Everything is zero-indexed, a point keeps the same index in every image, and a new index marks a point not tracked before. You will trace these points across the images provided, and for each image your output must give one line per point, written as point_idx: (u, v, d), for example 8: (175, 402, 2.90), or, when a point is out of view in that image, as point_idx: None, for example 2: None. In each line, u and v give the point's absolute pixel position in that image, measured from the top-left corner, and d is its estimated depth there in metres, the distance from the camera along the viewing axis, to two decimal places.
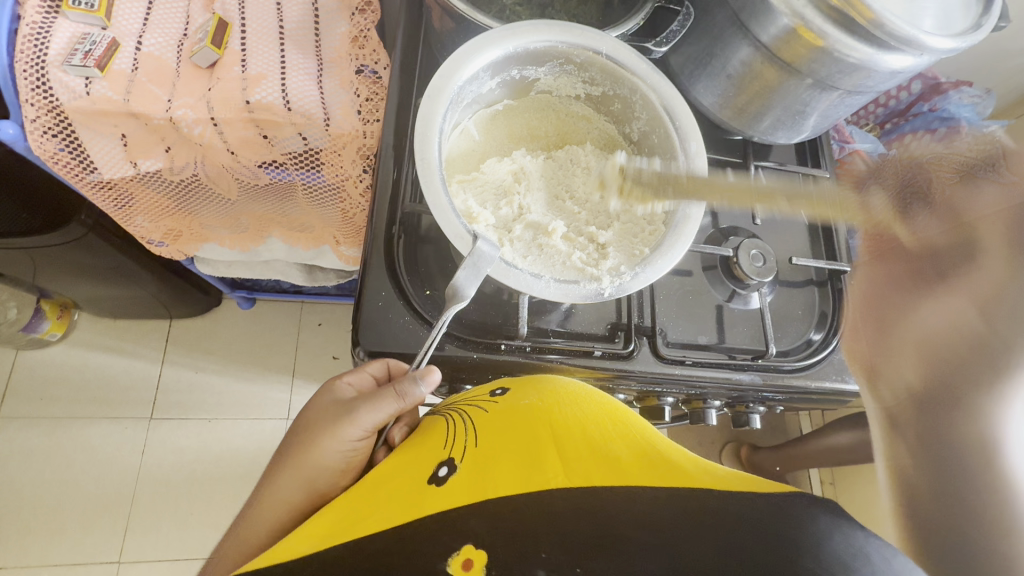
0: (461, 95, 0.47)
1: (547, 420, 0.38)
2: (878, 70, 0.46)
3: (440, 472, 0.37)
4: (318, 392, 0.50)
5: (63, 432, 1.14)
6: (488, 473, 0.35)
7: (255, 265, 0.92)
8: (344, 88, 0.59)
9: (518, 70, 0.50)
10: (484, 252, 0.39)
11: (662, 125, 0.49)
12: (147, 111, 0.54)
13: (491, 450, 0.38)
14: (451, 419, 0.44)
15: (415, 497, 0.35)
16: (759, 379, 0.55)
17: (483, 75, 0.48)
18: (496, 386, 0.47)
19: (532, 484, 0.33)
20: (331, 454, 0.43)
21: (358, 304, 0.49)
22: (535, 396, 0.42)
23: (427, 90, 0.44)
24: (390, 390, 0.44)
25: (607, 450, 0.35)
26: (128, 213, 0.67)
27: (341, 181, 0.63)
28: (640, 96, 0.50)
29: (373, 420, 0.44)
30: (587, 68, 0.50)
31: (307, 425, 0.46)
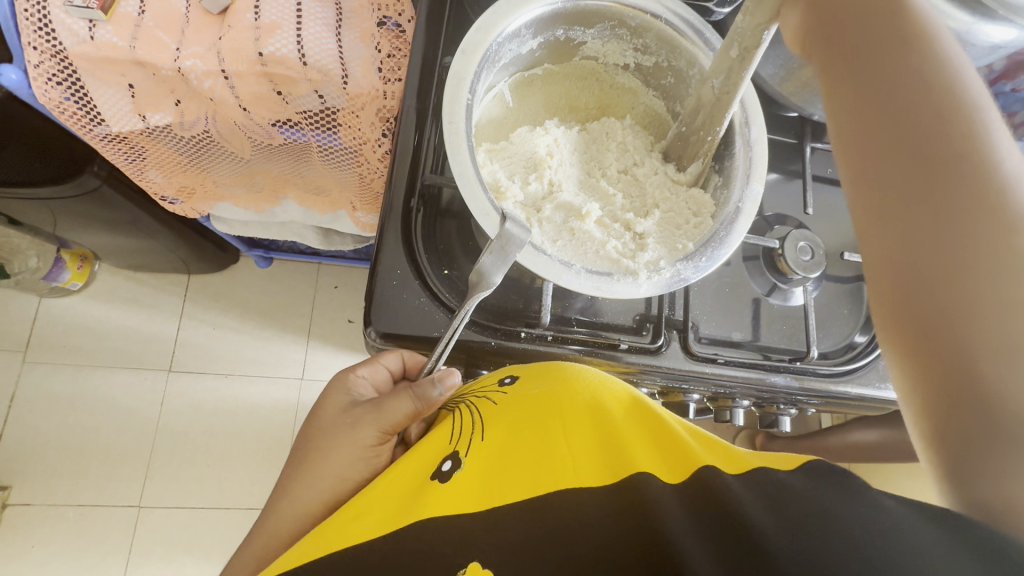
0: (496, 54, 0.42)
1: (558, 413, 0.38)
2: (976, 44, 0.40)
3: (445, 466, 0.37)
4: (327, 391, 0.48)
5: (86, 379, 1.16)
6: (497, 474, 0.36)
7: (271, 225, 0.89)
8: (365, 42, 0.54)
9: (563, 31, 0.45)
10: (513, 235, 0.35)
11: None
12: (155, 61, 0.50)
13: (499, 442, 0.38)
14: (457, 407, 0.43)
15: (422, 496, 0.35)
16: (795, 382, 0.51)
17: (524, 32, 0.43)
18: (504, 375, 0.44)
19: (539, 487, 0.34)
20: (351, 466, 0.42)
21: (372, 281, 0.46)
22: (543, 382, 0.40)
23: (460, 45, 0.40)
24: (407, 392, 0.42)
25: (618, 447, 0.35)
26: (140, 167, 0.64)
27: (359, 145, 0.59)
28: (698, 70, 0.44)
29: (391, 421, 0.43)
30: (640, 33, 0.45)
31: (321, 432, 0.45)
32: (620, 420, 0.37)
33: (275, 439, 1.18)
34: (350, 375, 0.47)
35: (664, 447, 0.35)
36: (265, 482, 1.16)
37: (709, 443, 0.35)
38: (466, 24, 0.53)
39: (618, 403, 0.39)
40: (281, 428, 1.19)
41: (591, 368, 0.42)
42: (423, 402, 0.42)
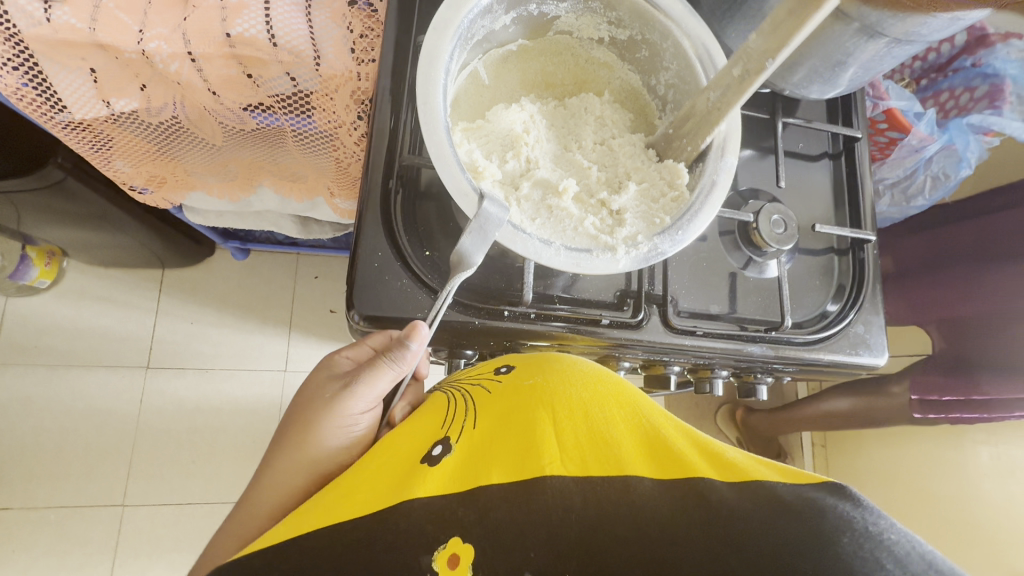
0: (469, 30, 0.42)
1: (548, 403, 0.39)
2: (935, 15, 0.42)
3: (435, 451, 0.38)
4: (316, 370, 0.49)
5: (60, 379, 1.13)
6: (483, 456, 0.37)
7: (246, 215, 0.88)
8: (336, 22, 0.52)
9: (535, 5, 0.45)
10: (492, 214, 0.35)
11: (691, 74, 0.44)
12: (117, 43, 0.48)
13: (491, 431, 0.39)
14: (454, 395, 0.44)
15: (410, 476, 0.36)
16: (770, 351, 0.53)
17: (496, 8, 0.43)
18: (501, 364, 0.46)
19: (525, 472, 0.35)
20: (335, 431, 0.43)
21: (353, 263, 0.46)
22: (541, 374, 0.42)
23: (432, 22, 0.39)
24: (384, 358, 0.43)
25: (606, 441, 0.37)
26: (106, 157, 0.62)
27: (334, 128, 0.58)
28: (672, 43, 0.44)
29: (376, 392, 0.44)
30: (613, 6, 0.45)
31: (305, 404, 0.45)
32: (612, 411, 0.39)
33: (261, 432, 1.17)
34: (336, 354, 0.48)
35: (655, 449, 0.36)
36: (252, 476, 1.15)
37: (706, 453, 0.36)
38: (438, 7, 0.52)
39: (611, 394, 0.40)
40: (266, 421, 1.18)
41: (583, 361, 0.44)
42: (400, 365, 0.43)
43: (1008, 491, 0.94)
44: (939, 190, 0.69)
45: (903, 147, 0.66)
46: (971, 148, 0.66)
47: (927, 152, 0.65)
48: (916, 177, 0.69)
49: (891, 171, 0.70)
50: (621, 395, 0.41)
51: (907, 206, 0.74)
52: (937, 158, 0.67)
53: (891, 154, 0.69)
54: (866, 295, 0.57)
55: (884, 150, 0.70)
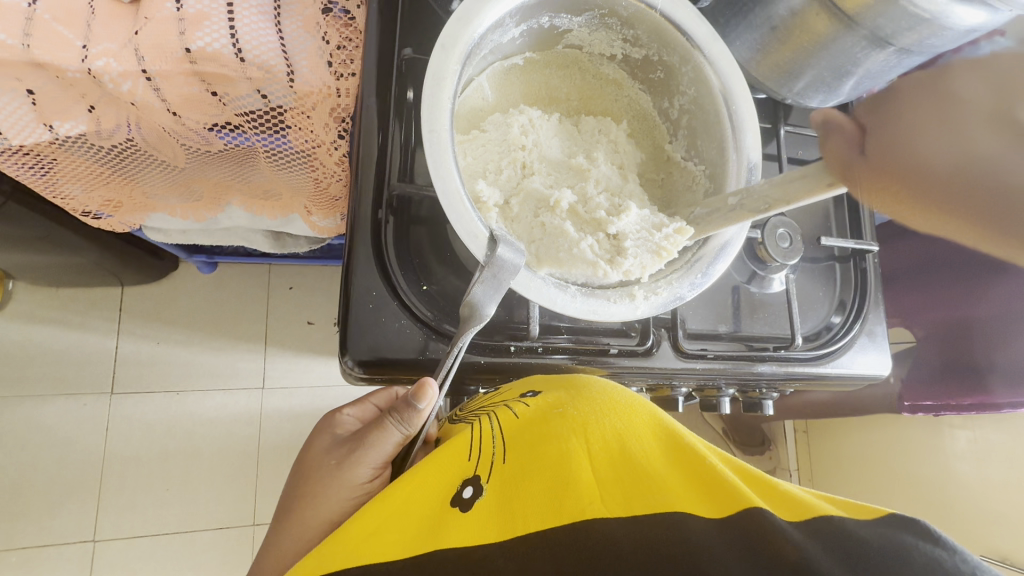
0: (477, 47, 0.38)
1: (581, 434, 0.37)
2: (950, 27, 0.40)
3: (467, 493, 0.37)
4: (316, 433, 0.46)
5: (14, 411, 1.05)
6: (518, 497, 0.36)
7: (214, 232, 0.81)
8: (310, 33, 0.47)
9: (547, 18, 0.42)
10: (505, 260, 0.33)
11: (711, 104, 0.42)
12: (57, 62, 0.42)
13: (522, 468, 0.37)
14: (474, 423, 0.42)
15: (442, 521, 0.35)
16: (778, 369, 0.52)
17: (508, 21, 0.39)
18: (526, 388, 0.43)
19: (565, 513, 0.33)
20: (342, 500, 0.39)
21: (345, 304, 0.42)
22: (569, 402, 0.39)
23: (438, 38, 0.35)
24: (391, 420, 0.40)
25: (647, 477, 0.34)
26: (51, 182, 0.55)
27: (312, 148, 0.53)
28: (692, 67, 0.42)
29: (382, 455, 0.41)
30: (632, 23, 0.42)
31: (309, 471, 0.42)
32: (649, 442, 0.37)
33: (240, 453, 1.12)
34: (339, 417, 0.46)
35: (703, 484, 0.34)
36: (232, 501, 1.10)
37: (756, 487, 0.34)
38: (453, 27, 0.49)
39: (647, 425, 0.38)
40: (245, 442, 1.12)
41: (614, 385, 0.42)
42: (408, 428, 0.40)
43: (985, 473, 0.97)
44: None
45: None
46: None
47: None
48: None
49: None
50: (658, 424, 0.39)
51: None
52: None
53: None
54: (868, 305, 0.56)
55: None
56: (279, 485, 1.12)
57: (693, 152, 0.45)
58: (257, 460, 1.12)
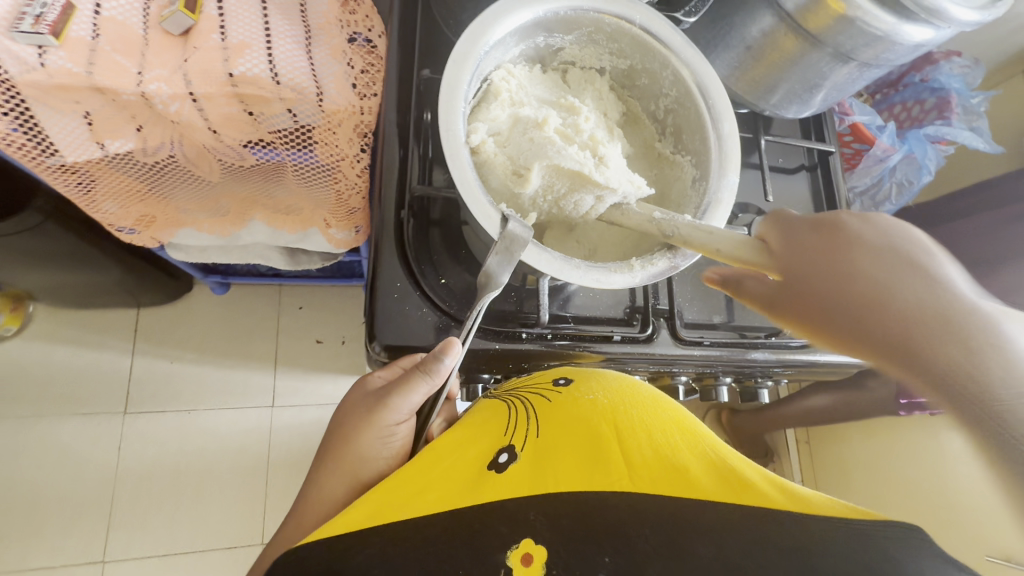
0: (485, 62, 0.43)
1: (610, 420, 0.41)
2: (902, 42, 0.45)
3: (501, 458, 0.40)
4: (353, 387, 0.48)
5: (30, 431, 1.07)
6: (550, 466, 0.38)
7: (233, 249, 0.86)
8: (336, 59, 0.53)
9: (543, 38, 0.47)
10: (517, 234, 0.37)
11: (690, 101, 0.46)
12: (114, 86, 0.47)
13: (553, 442, 0.40)
14: (511, 401, 0.45)
15: (478, 481, 0.38)
16: (771, 355, 0.55)
17: (510, 40, 0.45)
18: (557, 376, 0.48)
19: (592, 484, 0.36)
20: (372, 443, 0.43)
21: (373, 296, 0.47)
22: (600, 394, 0.44)
23: (451, 54, 0.41)
24: (417, 373, 0.42)
25: (675, 459, 0.37)
26: (93, 199, 0.60)
27: (336, 162, 0.58)
28: (670, 71, 0.47)
29: (410, 405, 0.43)
30: (616, 38, 0.47)
31: (345, 417, 0.45)
32: (676, 433, 0.40)
33: (250, 471, 1.13)
34: (369, 375, 0.47)
35: (724, 474, 0.36)
36: (241, 520, 1.10)
37: (776, 484, 0.35)
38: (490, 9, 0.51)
39: (672, 419, 0.42)
40: (254, 460, 1.14)
41: (644, 385, 0.46)
42: (433, 378, 0.42)
43: None
44: (904, 196, 0.75)
45: (869, 158, 0.71)
46: (929, 157, 0.72)
47: (891, 162, 0.71)
48: (883, 184, 0.74)
49: (860, 180, 0.74)
50: (681, 421, 0.42)
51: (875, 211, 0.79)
52: (901, 166, 0.73)
53: (859, 164, 0.74)
54: None
55: (852, 160, 0.75)
56: (287, 502, 1.13)
57: (680, 148, 0.49)
58: (266, 478, 1.13)
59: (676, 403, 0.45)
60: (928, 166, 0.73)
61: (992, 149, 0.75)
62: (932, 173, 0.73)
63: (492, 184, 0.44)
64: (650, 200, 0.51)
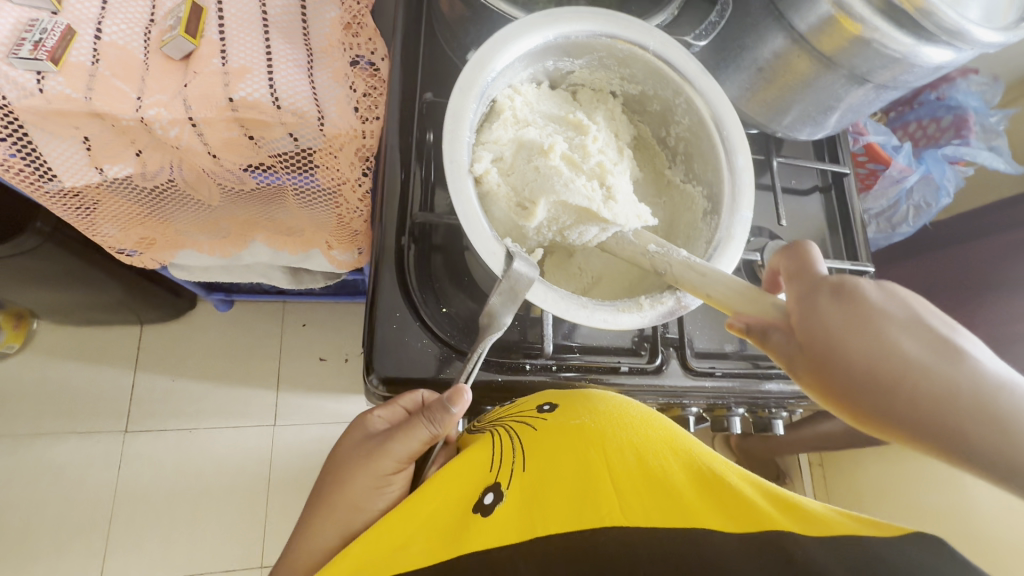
0: (491, 88, 0.42)
1: (598, 445, 0.39)
2: (920, 64, 0.44)
3: (487, 499, 0.39)
4: (350, 424, 0.45)
5: (31, 449, 1.06)
6: (539, 503, 0.37)
7: (235, 269, 0.85)
8: (339, 82, 0.52)
9: (552, 61, 0.46)
10: (521, 274, 0.36)
11: (704, 128, 0.45)
12: (113, 111, 0.47)
13: (541, 477, 0.39)
14: (495, 430, 0.44)
15: (465, 526, 0.37)
16: (785, 386, 0.53)
17: (517, 64, 0.44)
18: (543, 400, 0.45)
19: (584, 520, 0.35)
20: (368, 493, 0.40)
21: (371, 328, 0.45)
22: (587, 416, 0.42)
23: (456, 81, 0.39)
24: (422, 419, 0.40)
25: (666, 490, 0.36)
26: (92, 222, 0.59)
27: (337, 185, 0.57)
28: (684, 99, 0.45)
29: (410, 450, 0.41)
30: (627, 63, 0.46)
31: (340, 461, 0.43)
32: (667, 458, 0.39)
33: (250, 492, 1.11)
34: (368, 414, 0.44)
35: (717, 500, 0.35)
36: (240, 542, 1.08)
37: (782, 506, 0.34)
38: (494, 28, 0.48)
39: (664, 440, 0.40)
40: (254, 481, 1.12)
41: (633, 404, 0.44)
42: (440, 426, 0.40)
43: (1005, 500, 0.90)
44: (921, 218, 0.73)
45: (884, 178, 0.69)
46: (948, 178, 0.70)
47: (907, 182, 0.69)
48: (898, 206, 0.73)
49: (876, 201, 0.72)
50: (673, 440, 0.41)
51: (891, 233, 0.77)
52: (917, 187, 0.71)
53: (874, 185, 0.71)
54: None
55: (866, 180, 0.72)
56: (287, 523, 1.11)
57: (692, 177, 0.48)
58: (266, 499, 1.11)
59: (668, 420, 0.43)
60: (948, 187, 0.71)
61: (1012, 169, 0.73)
62: (951, 195, 0.71)
63: (496, 214, 0.42)
64: (659, 228, 0.49)
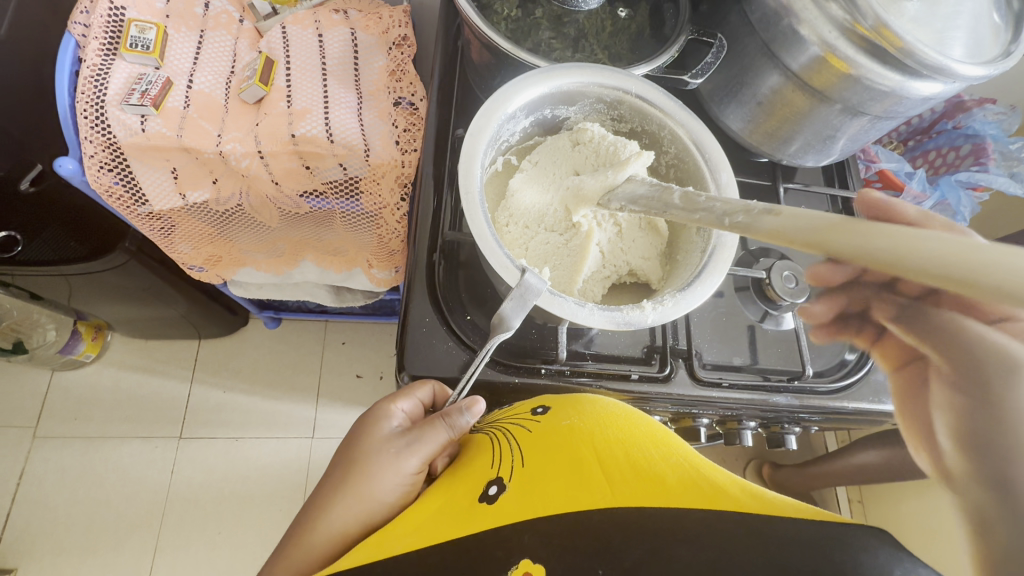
0: (498, 133, 0.49)
1: (590, 442, 0.40)
2: (910, 96, 0.47)
3: (491, 490, 0.40)
4: (369, 416, 0.49)
5: (96, 451, 1.16)
6: (536, 492, 0.38)
7: (285, 287, 0.94)
8: (383, 120, 0.61)
9: (549, 110, 0.53)
10: (531, 284, 0.41)
11: (689, 156, 0.50)
12: (199, 146, 0.56)
13: (539, 469, 0.40)
14: (497, 436, 0.46)
15: (469, 515, 0.38)
16: (795, 401, 0.54)
17: (519, 114, 0.50)
18: (539, 405, 0.48)
19: (580, 505, 0.35)
20: (391, 489, 0.44)
21: (404, 330, 0.51)
22: (578, 416, 0.44)
23: (469, 127, 0.46)
24: (444, 424, 0.45)
25: (653, 476, 0.36)
26: (172, 241, 0.68)
27: (378, 209, 0.64)
28: (668, 131, 0.51)
29: (430, 452, 0.45)
30: (616, 106, 0.52)
31: (363, 455, 0.46)
32: (652, 449, 0.39)
33: (287, 500, 1.17)
34: (388, 406, 0.48)
35: (700, 484, 0.35)
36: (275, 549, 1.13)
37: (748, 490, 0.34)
38: (509, 71, 0.53)
39: (648, 436, 0.41)
40: (292, 490, 1.17)
41: (617, 404, 0.46)
42: (456, 430, 0.45)
43: None
44: None
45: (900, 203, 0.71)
46: (964, 204, 0.72)
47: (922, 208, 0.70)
48: None
49: None
50: (657, 434, 0.41)
51: None
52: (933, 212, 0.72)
53: None
54: None
55: None
56: None
57: None
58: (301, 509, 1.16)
59: (651, 418, 0.44)
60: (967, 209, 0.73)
61: None
62: (968, 221, 0.72)
63: (534, 176, 0.53)
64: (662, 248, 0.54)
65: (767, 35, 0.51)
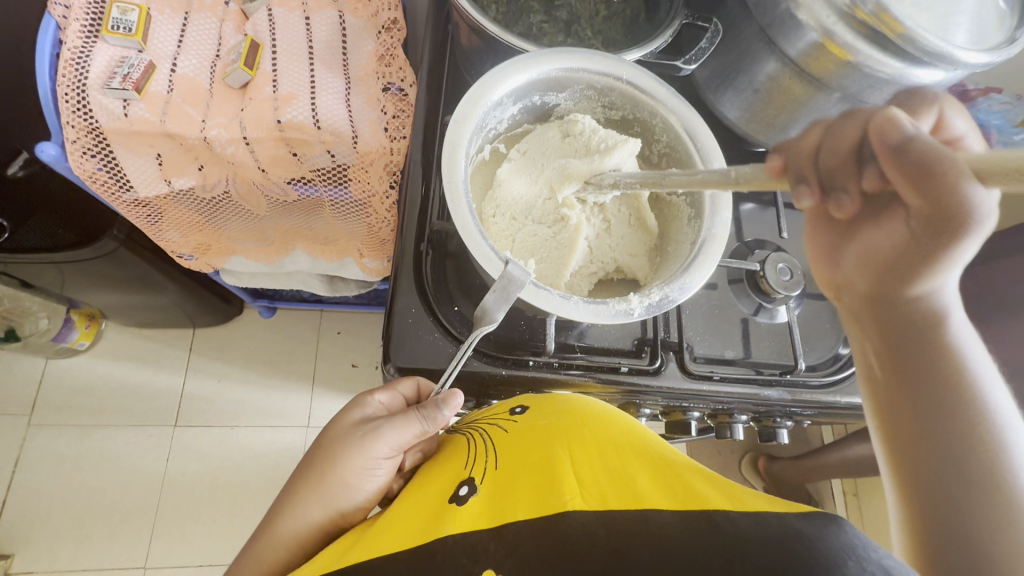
0: (485, 121, 0.48)
1: (563, 441, 0.41)
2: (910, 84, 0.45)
3: (462, 491, 0.40)
4: (348, 404, 0.50)
5: (92, 438, 1.16)
6: (506, 495, 0.38)
7: (278, 276, 0.93)
8: (371, 106, 0.60)
9: (539, 96, 0.51)
10: (514, 275, 0.40)
11: (682, 146, 0.49)
12: (182, 131, 0.55)
13: (511, 469, 0.40)
14: (473, 436, 0.46)
15: (440, 516, 0.38)
16: (787, 395, 0.54)
17: (506, 100, 0.49)
18: (516, 405, 0.48)
19: (551, 505, 0.35)
20: (357, 472, 0.45)
21: (389, 321, 0.50)
22: (551, 416, 0.44)
23: (453, 113, 0.45)
24: (417, 414, 0.45)
25: (625, 479, 0.36)
26: (159, 228, 0.67)
27: (367, 197, 0.63)
28: (660, 119, 0.49)
29: (399, 440, 0.46)
30: (606, 93, 0.50)
31: (336, 438, 0.47)
32: (624, 449, 0.39)
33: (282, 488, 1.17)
34: (368, 395, 0.49)
35: (670, 486, 0.35)
36: None
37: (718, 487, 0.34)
38: (498, 56, 0.51)
39: (624, 436, 0.41)
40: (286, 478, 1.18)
41: (595, 402, 0.45)
42: (429, 421, 0.45)
43: None
44: None
45: None
46: None
47: None
48: None
49: None
50: (631, 434, 0.42)
51: None
52: None
53: None
54: None
55: None
56: None
57: (677, 189, 0.52)
58: None
59: (626, 415, 0.45)
60: None
61: None
62: None
63: (523, 165, 0.52)
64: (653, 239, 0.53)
65: (763, 20, 0.49)
